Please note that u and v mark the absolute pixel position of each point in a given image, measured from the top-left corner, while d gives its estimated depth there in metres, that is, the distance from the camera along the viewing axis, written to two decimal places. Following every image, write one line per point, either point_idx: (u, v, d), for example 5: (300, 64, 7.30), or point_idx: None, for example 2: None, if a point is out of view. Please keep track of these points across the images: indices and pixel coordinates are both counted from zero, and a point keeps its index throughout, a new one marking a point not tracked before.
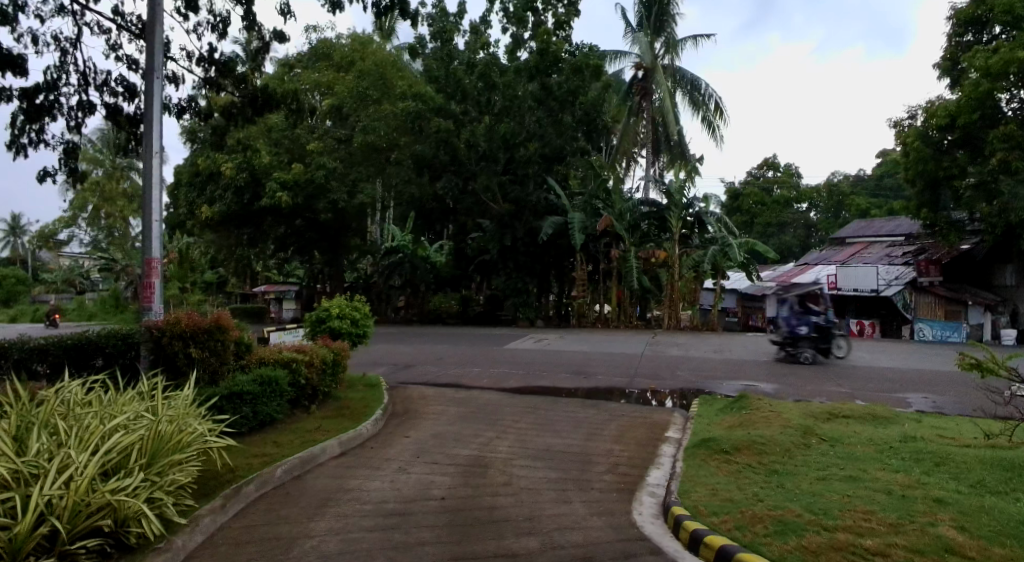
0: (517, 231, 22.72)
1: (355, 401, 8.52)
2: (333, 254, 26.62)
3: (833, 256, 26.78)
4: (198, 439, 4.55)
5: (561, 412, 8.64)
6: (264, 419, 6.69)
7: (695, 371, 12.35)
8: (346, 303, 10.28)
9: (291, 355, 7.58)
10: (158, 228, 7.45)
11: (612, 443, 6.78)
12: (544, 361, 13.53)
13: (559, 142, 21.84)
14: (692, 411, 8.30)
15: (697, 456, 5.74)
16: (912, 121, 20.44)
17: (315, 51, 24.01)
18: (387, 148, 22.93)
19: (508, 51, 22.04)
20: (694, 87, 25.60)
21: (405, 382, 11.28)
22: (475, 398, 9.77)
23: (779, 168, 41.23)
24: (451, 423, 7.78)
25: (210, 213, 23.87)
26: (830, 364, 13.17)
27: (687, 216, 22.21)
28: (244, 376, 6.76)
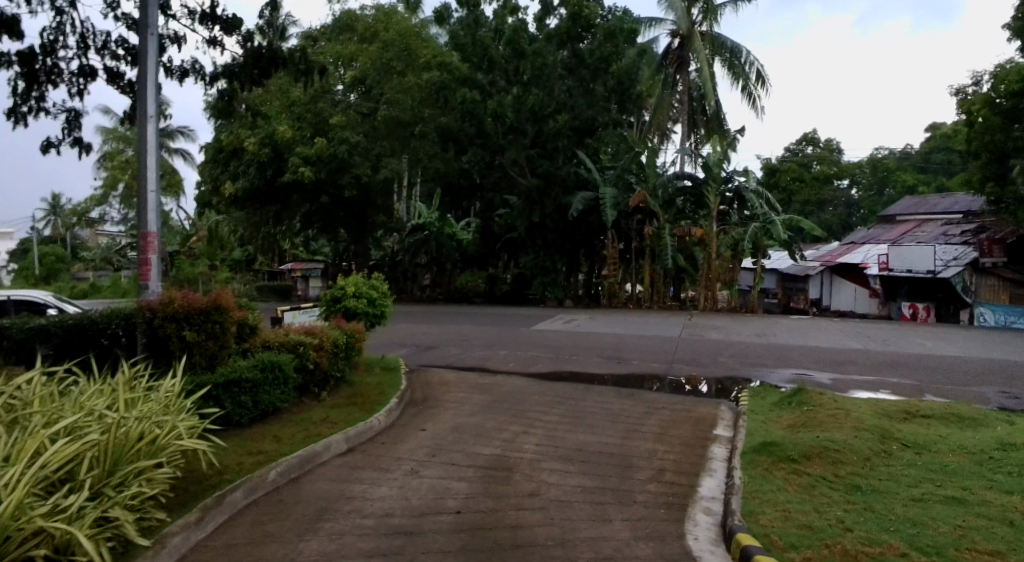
0: (545, 207, 21.76)
1: (369, 387, 7.91)
2: (358, 232, 26.07)
3: (881, 234, 25.40)
4: (169, 441, 3.87)
5: (595, 402, 7.87)
6: (266, 409, 6.07)
7: (739, 358, 11.33)
8: (363, 282, 9.64)
9: (300, 337, 6.94)
10: (154, 200, 6.78)
11: (653, 442, 5.97)
12: (575, 344, 12.75)
13: (590, 112, 20.78)
14: (742, 404, 7.43)
15: (759, 464, 4.89)
16: (977, 89, 18.89)
17: (338, 22, 23.01)
18: (412, 122, 22.52)
19: (538, 19, 20.93)
20: (735, 54, 24.12)
21: (427, 365, 10.63)
22: (500, 384, 9.06)
23: (819, 144, 39.50)
24: (473, 414, 7.07)
25: (234, 188, 23.50)
26: (892, 352, 12.11)
27: (725, 192, 21.06)
28: (244, 362, 6.14)
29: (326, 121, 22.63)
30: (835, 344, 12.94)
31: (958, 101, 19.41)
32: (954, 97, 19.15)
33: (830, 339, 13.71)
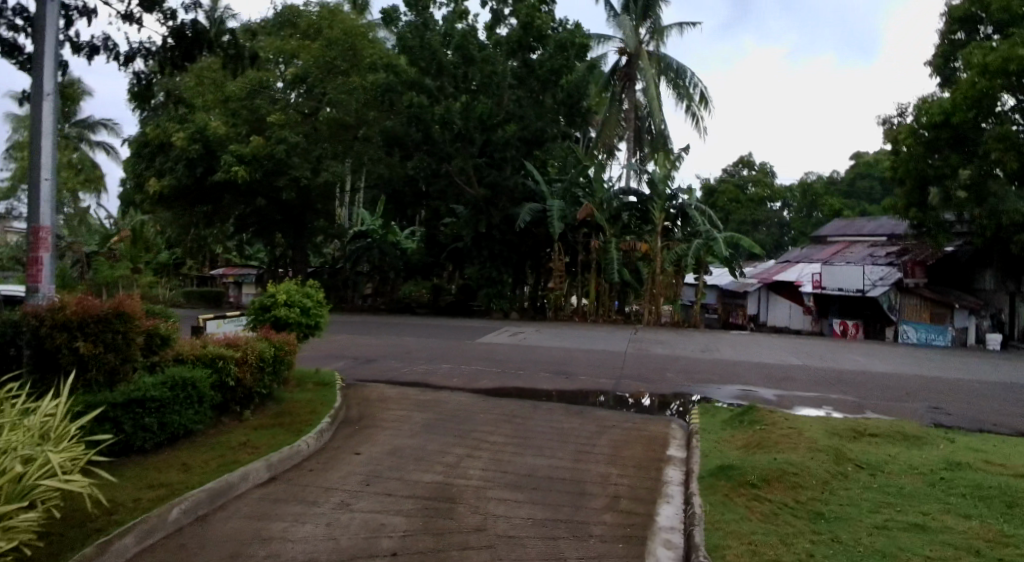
0: (492, 217, 21.42)
1: (299, 404, 7.26)
2: (296, 237, 24.92)
3: (814, 254, 26.36)
4: (31, 480, 3.18)
5: (543, 421, 7.47)
6: (174, 432, 5.38)
7: (686, 374, 11.23)
8: (295, 290, 8.95)
9: (219, 349, 6.25)
10: (48, 190, 6.03)
11: (607, 465, 5.62)
12: (522, 358, 12.36)
13: (539, 123, 20.61)
14: (693, 423, 7.21)
15: (718, 489, 4.60)
16: (901, 120, 19.83)
17: (281, 18, 22.04)
18: (356, 125, 21.76)
19: (489, 27, 20.67)
20: (680, 74, 24.52)
21: (365, 380, 9.97)
22: (443, 401, 8.54)
23: (754, 166, 41.12)
24: (412, 435, 6.53)
25: (159, 186, 21.93)
26: (830, 369, 12.33)
27: (670, 208, 21.29)
28: (150, 378, 5.42)
29: (264, 118, 21.63)
30: (777, 360, 13.10)
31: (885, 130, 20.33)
32: (881, 126, 20.08)
33: (771, 355, 13.88)
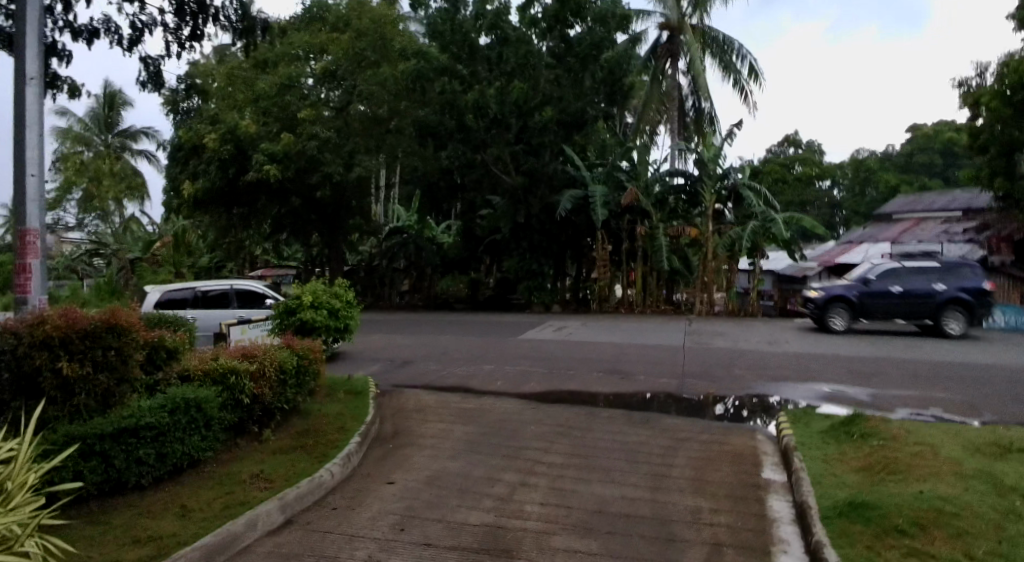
0: (530, 206, 20.40)
1: (326, 419, 6.46)
2: (332, 236, 24.38)
3: (879, 233, 24.52)
4: None
5: (606, 433, 6.45)
6: (176, 464, 4.58)
7: (758, 371, 10.00)
8: (323, 290, 8.17)
9: (231, 363, 5.42)
10: (36, 187, 5.29)
11: (694, 497, 4.56)
12: (572, 357, 11.33)
13: (578, 104, 19.44)
14: (785, 435, 6.08)
15: (857, 539, 3.50)
16: (981, 81, 17.91)
17: (309, 13, 21.44)
18: (387, 118, 21.00)
19: (521, 6, 19.55)
20: (727, 47, 22.90)
21: (403, 386, 9.12)
22: (490, 409, 7.60)
23: (801, 145, 39.19)
24: (455, 457, 5.58)
25: (193, 189, 21.52)
26: (921, 361, 10.88)
27: (721, 189, 19.85)
28: (150, 399, 4.63)
29: (295, 116, 20.76)
30: (856, 352, 11.74)
31: (962, 94, 18.38)
32: (959, 88, 18.14)
33: (847, 346, 12.50)
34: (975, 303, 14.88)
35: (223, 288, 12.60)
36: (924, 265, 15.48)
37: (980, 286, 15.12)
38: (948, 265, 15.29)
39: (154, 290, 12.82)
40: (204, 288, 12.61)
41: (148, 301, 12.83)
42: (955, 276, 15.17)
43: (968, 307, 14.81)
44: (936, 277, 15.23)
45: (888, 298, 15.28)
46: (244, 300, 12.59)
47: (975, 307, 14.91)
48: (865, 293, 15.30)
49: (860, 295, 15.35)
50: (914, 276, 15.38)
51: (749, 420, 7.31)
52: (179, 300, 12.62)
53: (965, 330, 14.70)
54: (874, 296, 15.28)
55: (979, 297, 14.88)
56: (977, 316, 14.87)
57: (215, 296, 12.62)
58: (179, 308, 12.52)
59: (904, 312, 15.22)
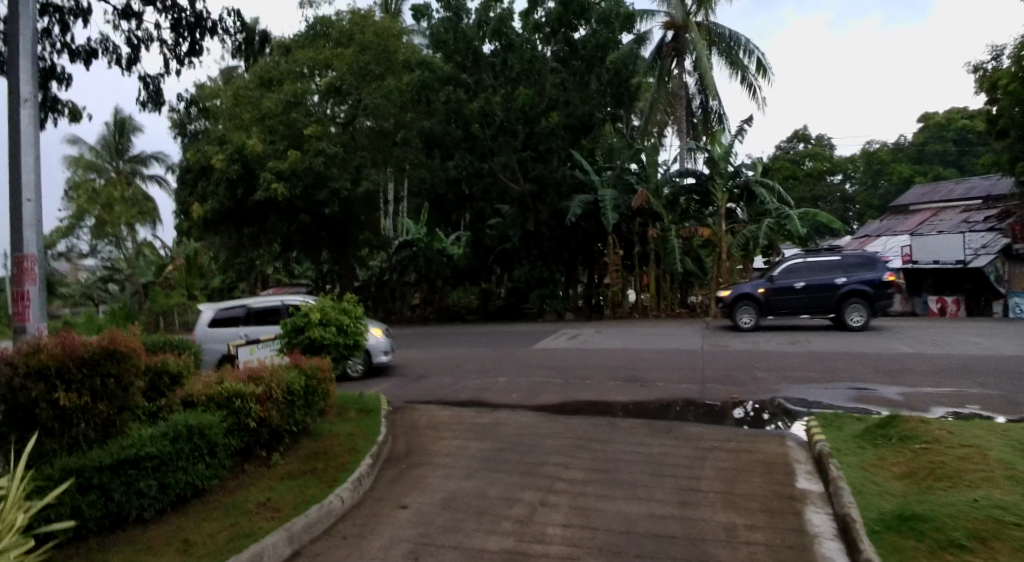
0: (540, 213, 20.19)
1: (336, 440, 6.24)
2: (341, 252, 24.31)
3: (897, 225, 24.05)
4: None
5: (627, 445, 6.18)
6: (179, 494, 4.37)
7: (782, 373, 9.67)
8: (331, 306, 7.97)
9: (236, 386, 5.21)
10: (33, 212, 5.16)
11: (727, 512, 4.28)
12: (588, 365, 11.06)
13: (584, 108, 19.22)
14: (818, 441, 5.78)
15: (911, 556, 3.21)
16: (997, 64, 17.51)
17: (312, 30, 21.47)
18: (392, 131, 20.92)
19: (524, 12, 19.45)
20: (733, 43, 22.64)
21: (416, 401, 8.90)
22: (505, 423, 7.35)
23: (810, 140, 38.73)
24: (470, 476, 5.34)
25: (202, 210, 21.51)
26: (951, 355, 10.50)
27: (733, 187, 19.53)
28: (151, 427, 4.43)
29: (301, 132, 20.64)
30: (881, 349, 11.37)
31: (977, 78, 18.01)
32: (974, 73, 17.77)
33: (871, 344, 12.12)
34: (875, 296, 14.49)
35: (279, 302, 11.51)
36: (824, 258, 15.08)
37: (881, 276, 14.66)
38: (848, 257, 14.84)
39: (205, 310, 11.75)
40: (259, 304, 11.56)
41: (202, 318, 11.52)
42: (855, 270, 14.70)
43: (868, 301, 14.46)
44: (837, 271, 14.83)
45: (790, 295, 15.06)
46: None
47: (877, 299, 14.53)
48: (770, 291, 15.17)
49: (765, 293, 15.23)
50: (816, 270, 15.05)
51: (771, 424, 7.11)
52: (231, 317, 11.48)
53: (864, 323, 14.44)
54: (777, 294, 15.07)
55: (879, 289, 14.46)
56: (879, 308, 14.50)
57: (268, 312, 11.50)
58: (232, 325, 11.37)
59: (808, 308, 15.01)
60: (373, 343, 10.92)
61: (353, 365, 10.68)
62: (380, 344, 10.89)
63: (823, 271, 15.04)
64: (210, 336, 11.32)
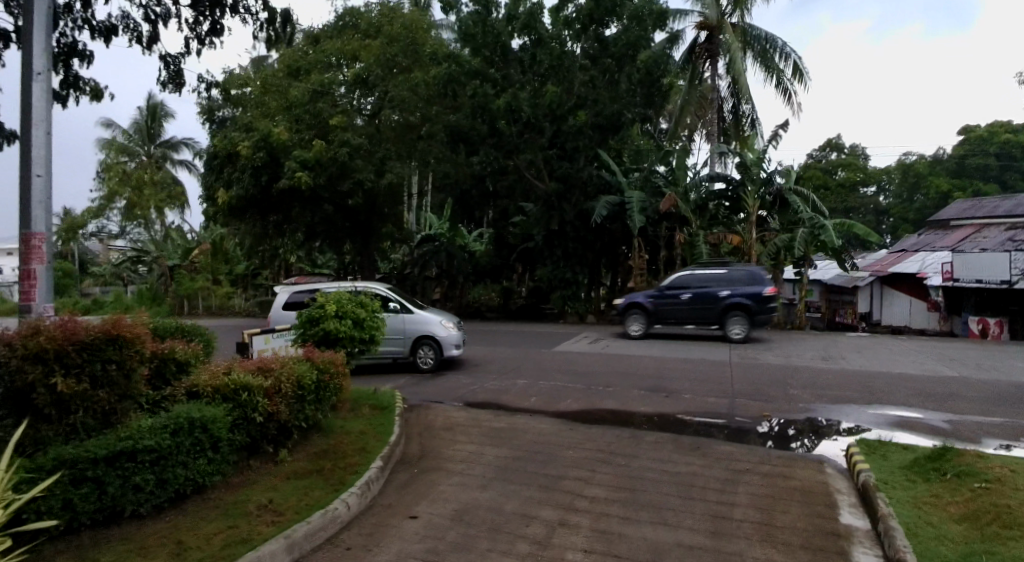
0: (565, 213, 19.85)
1: (347, 439, 5.96)
2: (364, 244, 24.21)
3: (936, 241, 23.16)
4: None
5: (651, 461, 5.82)
6: (178, 491, 4.11)
7: (815, 391, 9.19)
8: (347, 299, 7.73)
9: (245, 378, 4.96)
10: (41, 188, 4.95)
11: (763, 546, 3.90)
12: (610, 371, 10.69)
13: (614, 108, 18.78)
14: (862, 470, 5.35)
15: None
16: None
17: (342, 20, 21.37)
18: (419, 124, 20.69)
19: (555, 8, 19.07)
20: (770, 46, 21.95)
21: (431, 401, 8.63)
22: (523, 429, 7.04)
23: (843, 150, 37.68)
24: (484, 487, 5.02)
25: (227, 196, 21.49)
26: (995, 381, 9.91)
27: (766, 195, 18.90)
28: (153, 418, 4.18)
29: (327, 123, 20.56)
30: (920, 371, 10.78)
31: None
32: None
33: (909, 364, 11.54)
34: (756, 310, 14.31)
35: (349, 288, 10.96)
36: (712, 270, 14.97)
37: (765, 290, 14.48)
38: (733, 270, 14.72)
39: (279, 291, 11.58)
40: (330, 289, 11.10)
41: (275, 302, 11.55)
42: (740, 283, 14.51)
43: (748, 314, 14.29)
44: (720, 283, 14.74)
45: (677, 305, 15.00)
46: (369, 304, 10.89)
47: (758, 312, 14.34)
48: (659, 301, 15.13)
49: (654, 302, 15.20)
50: (702, 282, 14.91)
51: (795, 440, 6.90)
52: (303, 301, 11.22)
53: (744, 336, 14.26)
54: (664, 304, 15.05)
55: (761, 302, 14.27)
56: (760, 322, 14.31)
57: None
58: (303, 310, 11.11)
59: (693, 319, 14.89)
60: (444, 336, 10.65)
61: (423, 357, 10.62)
62: (451, 338, 10.65)
63: (708, 283, 14.94)
64: (283, 319, 11.16)
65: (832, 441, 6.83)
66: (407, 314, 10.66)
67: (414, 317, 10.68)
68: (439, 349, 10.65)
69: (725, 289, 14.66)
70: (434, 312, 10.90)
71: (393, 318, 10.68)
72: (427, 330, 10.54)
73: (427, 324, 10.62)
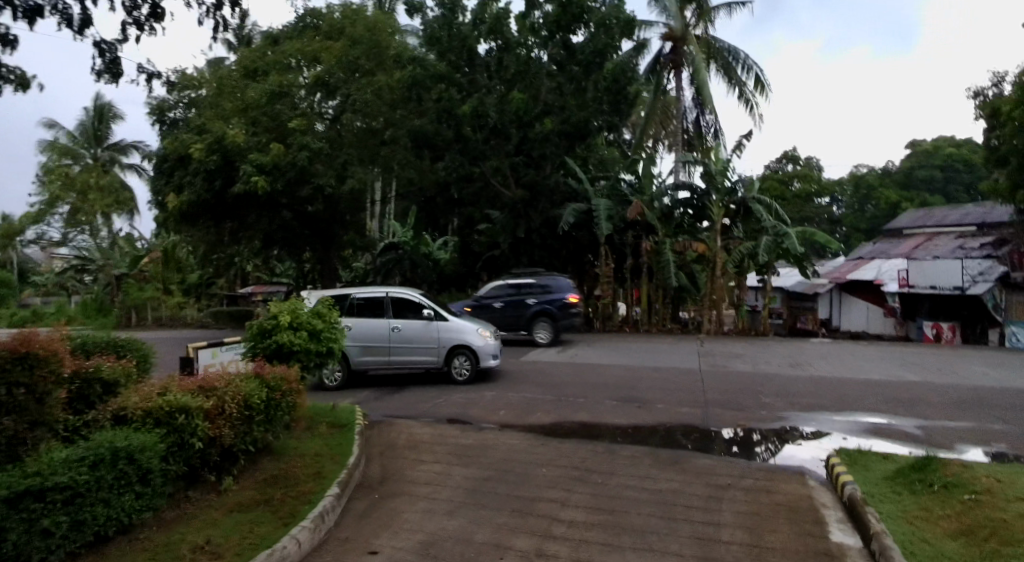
0: (531, 221, 19.62)
1: (300, 463, 5.46)
2: (324, 252, 23.45)
3: (891, 249, 23.80)
4: None
5: (629, 478, 5.50)
6: (99, 532, 3.56)
7: (788, 399, 9.06)
8: (303, 309, 7.21)
9: (182, 399, 4.43)
10: None
11: None
12: (580, 382, 10.38)
13: (581, 114, 18.62)
14: (846, 481, 5.14)
15: None
16: (998, 90, 17.23)
17: (302, 22, 20.72)
18: (382, 128, 20.13)
19: (522, 14, 18.83)
20: (733, 58, 22.21)
21: (394, 416, 8.14)
22: (493, 445, 6.64)
23: (799, 161, 38.57)
24: (453, 513, 4.60)
25: (178, 202, 20.46)
26: (958, 386, 9.98)
27: (729, 203, 19.04)
28: (70, 448, 3.62)
29: (286, 126, 19.80)
30: (886, 377, 10.81)
31: (979, 104, 17.69)
32: (975, 98, 17.47)
33: (875, 370, 11.57)
34: (558, 315, 15.14)
35: (381, 293, 10.22)
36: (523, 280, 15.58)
37: (567, 298, 15.29)
38: (540, 279, 15.42)
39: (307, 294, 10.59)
40: (361, 294, 10.22)
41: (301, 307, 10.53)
42: (542, 291, 15.27)
43: (552, 319, 15.08)
44: (528, 291, 15.36)
45: (489, 314, 15.51)
46: (403, 310, 10.23)
47: (560, 319, 15.15)
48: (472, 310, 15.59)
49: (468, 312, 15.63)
50: (510, 291, 15.47)
51: (760, 447, 6.82)
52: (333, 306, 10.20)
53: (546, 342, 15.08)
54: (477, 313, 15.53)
55: (563, 309, 15.09)
56: (562, 326, 15.13)
57: (372, 303, 10.21)
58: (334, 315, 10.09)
59: (504, 327, 15.43)
60: (481, 345, 10.18)
61: (458, 367, 10.16)
62: (488, 347, 10.18)
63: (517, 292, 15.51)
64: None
65: (796, 446, 6.81)
66: (442, 321, 10.16)
67: (448, 325, 10.19)
68: (475, 360, 10.20)
69: (531, 298, 15.31)
70: (468, 319, 10.42)
71: (427, 326, 10.15)
72: (464, 338, 10.05)
73: (463, 333, 10.13)
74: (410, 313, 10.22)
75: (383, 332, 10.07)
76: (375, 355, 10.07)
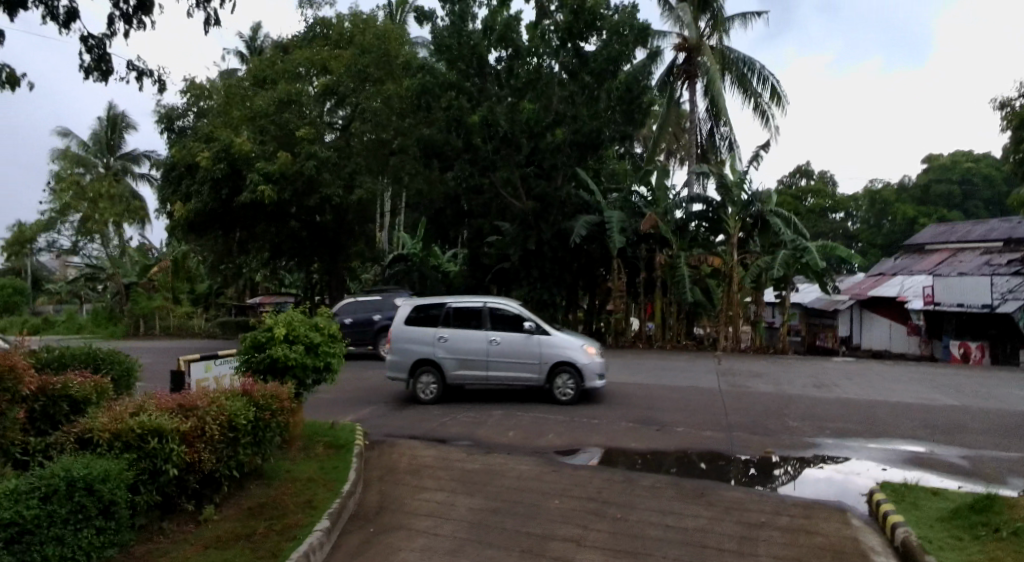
0: (542, 233, 19.16)
1: (289, 489, 4.98)
2: (332, 263, 23.16)
3: (912, 265, 23.10)
4: None
5: (650, 513, 4.96)
6: None
7: (816, 423, 8.47)
8: (300, 320, 6.77)
9: (157, 419, 3.99)
10: None
11: None
12: (593, 401, 9.84)
13: (593, 124, 18.21)
14: (895, 522, 4.59)
15: None
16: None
17: (311, 31, 20.65)
18: (391, 138, 19.79)
19: (532, 23, 18.53)
20: (748, 68, 21.79)
21: (395, 437, 7.66)
22: (500, 471, 6.12)
23: (813, 176, 37.99)
24: (454, 554, 4.08)
25: (184, 211, 20.27)
26: (996, 410, 9.33)
27: (746, 216, 18.48)
28: (19, 476, 3.17)
29: (293, 135, 19.53)
30: (917, 400, 10.17)
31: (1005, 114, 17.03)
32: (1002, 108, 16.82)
33: (904, 391, 10.92)
34: None
35: (479, 304, 9.72)
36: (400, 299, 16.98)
37: None
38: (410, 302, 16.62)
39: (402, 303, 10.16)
40: (458, 304, 9.75)
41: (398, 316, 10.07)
42: None
43: None
44: None
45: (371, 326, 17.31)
46: (502, 324, 9.62)
47: None
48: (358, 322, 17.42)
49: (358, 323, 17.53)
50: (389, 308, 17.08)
51: (779, 468, 6.47)
52: (429, 316, 9.80)
53: None
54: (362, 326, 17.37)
55: None
56: None
57: (467, 314, 9.71)
58: (430, 326, 9.69)
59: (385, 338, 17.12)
60: (586, 363, 9.39)
61: (562, 387, 9.42)
62: (594, 366, 9.38)
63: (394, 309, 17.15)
64: (407, 336, 9.74)
65: (819, 472, 6.35)
66: (544, 336, 9.45)
67: (551, 340, 9.47)
68: (580, 379, 9.42)
69: None
70: (573, 334, 9.67)
71: (528, 340, 9.50)
72: (566, 356, 9.31)
73: (568, 349, 9.38)
74: (513, 327, 9.57)
75: (481, 346, 9.54)
76: (472, 371, 9.58)
